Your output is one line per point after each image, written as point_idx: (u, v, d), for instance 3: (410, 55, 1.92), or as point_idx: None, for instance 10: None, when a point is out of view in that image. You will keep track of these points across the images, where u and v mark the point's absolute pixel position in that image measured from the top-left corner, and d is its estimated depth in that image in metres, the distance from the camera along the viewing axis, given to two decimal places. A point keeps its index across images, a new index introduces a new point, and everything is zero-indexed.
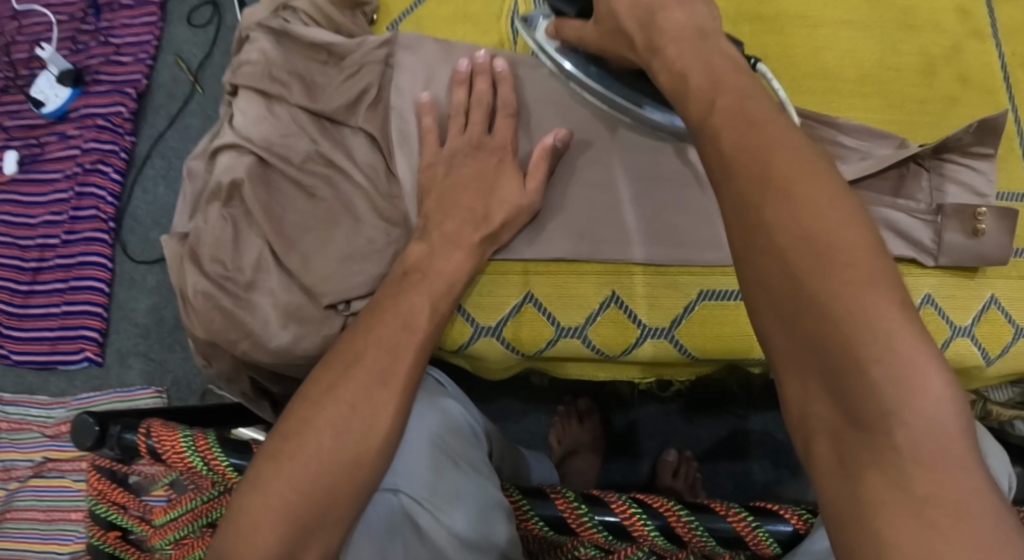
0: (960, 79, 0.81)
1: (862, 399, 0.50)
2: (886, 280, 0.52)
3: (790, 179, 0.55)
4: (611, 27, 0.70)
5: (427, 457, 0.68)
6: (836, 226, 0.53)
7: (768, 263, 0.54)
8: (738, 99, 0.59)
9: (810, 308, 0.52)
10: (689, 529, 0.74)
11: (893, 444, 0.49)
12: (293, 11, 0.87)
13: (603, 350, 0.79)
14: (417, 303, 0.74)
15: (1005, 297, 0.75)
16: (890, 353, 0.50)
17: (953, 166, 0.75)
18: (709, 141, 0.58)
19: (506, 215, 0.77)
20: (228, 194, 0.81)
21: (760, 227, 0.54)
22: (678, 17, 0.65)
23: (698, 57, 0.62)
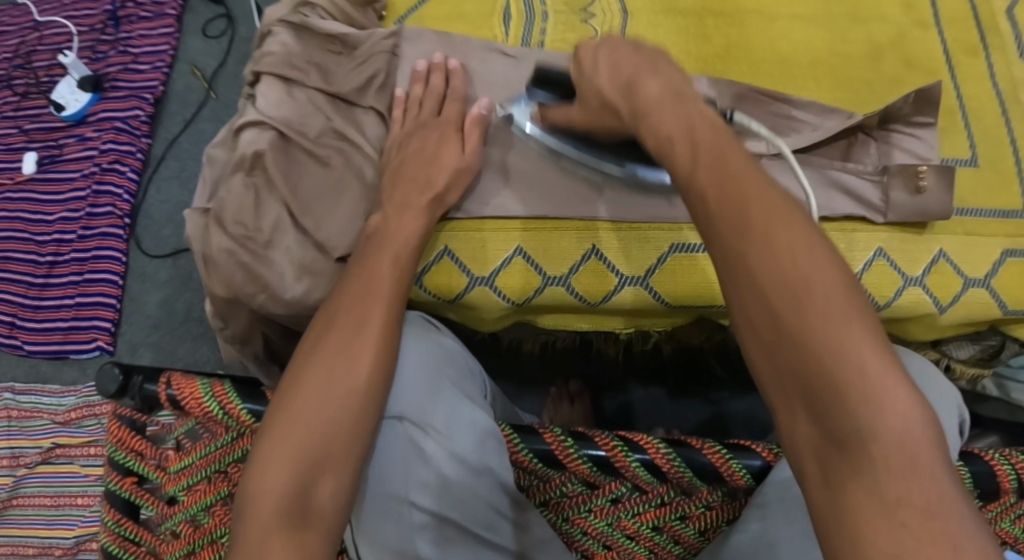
0: (905, 62, 0.91)
1: (841, 419, 0.55)
2: (859, 315, 0.57)
3: (771, 224, 0.59)
4: (595, 104, 0.74)
5: (404, 392, 0.74)
6: (813, 268, 0.58)
7: (753, 303, 0.58)
8: (715, 148, 0.63)
9: (792, 344, 0.56)
10: (667, 461, 0.80)
11: (872, 460, 0.54)
12: (313, 7, 0.96)
13: (588, 299, 0.86)
14: (378, 266, 0.77)
15: (952, 251, 0.83)
16: (867, 380, 0.55)
17: (898, 135, 0.85)
18: (690, 189, 0.63)
19: (448, 177, 0.83)
20: (251, 165, 0.89)
21: (743, 268, 0.59)
22: (653, 92, 0.67)
23: (679, 115, 0.65)
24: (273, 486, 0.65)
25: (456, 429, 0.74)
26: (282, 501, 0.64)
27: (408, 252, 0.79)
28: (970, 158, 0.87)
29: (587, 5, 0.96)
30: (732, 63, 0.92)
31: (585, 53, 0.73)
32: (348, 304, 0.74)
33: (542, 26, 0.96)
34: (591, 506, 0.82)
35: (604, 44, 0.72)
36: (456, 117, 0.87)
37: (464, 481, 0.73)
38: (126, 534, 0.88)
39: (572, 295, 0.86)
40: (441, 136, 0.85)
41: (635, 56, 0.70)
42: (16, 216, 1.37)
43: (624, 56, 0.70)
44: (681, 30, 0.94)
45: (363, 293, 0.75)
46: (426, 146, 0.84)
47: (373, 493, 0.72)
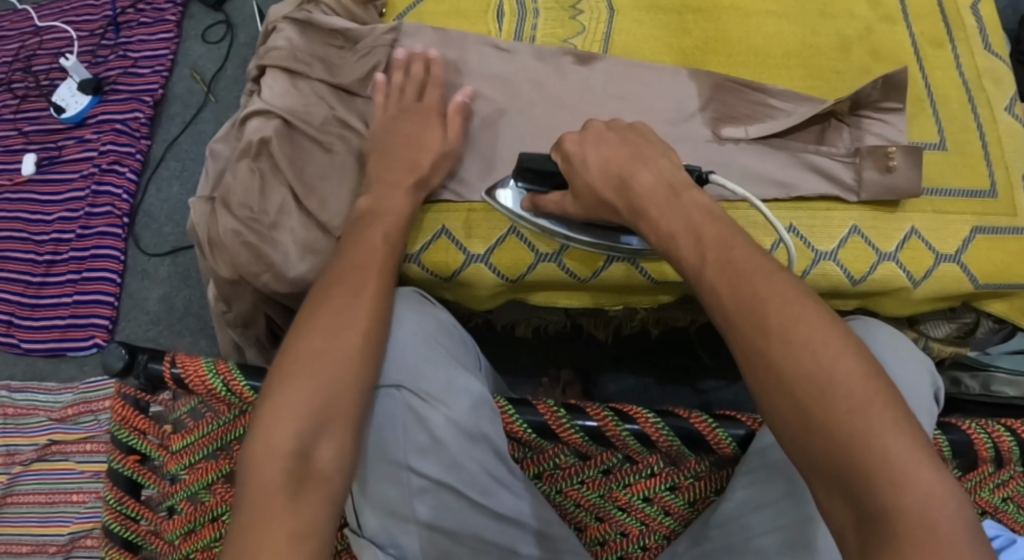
0: (872, 54, 0.96)
1: (870, 494, 0.57)
2: (880, 398, 0.59)
3: (788, 320, 0.61)
4: (590, 201, 0.76)
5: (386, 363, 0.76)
6: (829, 357, 0.60)
7: (776, 395, 0.60)
8: (722, 247, 0.65)
9: (816, 430, 0.59)
10: (656, 430, 0.82)
11: (896, 532, 0.56)
12: (317, 5, 1.01)
13: (577, 275, 0.88)
14: (371, 235, 0.80)
15: (923, 229, 0.88)
16: (887, 459, 0.57)
17: (868, 120, 0.90)
18: (705, 289, 0.65)
19: (432, 160, 0.86)
20: (257, 151, 0.93)
21: (764, 362, 0.61)
22: (646, 182, 0.72)
23: (679, 215, 0.69)
24: (276, 442, 0.67)
25: (456, 397, 0.75)
26: (285, 458, 0.66)
27: (401, 227, 0.82)
28: (939, 142, 0.92)
29: (575, 3, 1.01)
30: (711, 55, 0.97)
31: (571, 148, 0.77)
32: (347, 278, 0.76)
33: (532, 22, 1.00)
34: (582, 478, 0.85)
35: (588, 136, 0.76)
36: (437, 102, 0.90)
37: (461, 447, 0.75)
38: (128, 512, 0.89)
39: (563, 271, 0.88)
40: (426, 121, 0.88)
41: (624, 150, 0.74)
42: (14, 216, 1.39)
43: (613, 152, 0.74)
44: (662, 25, 0.99)
45: (357, 261, 0.77)
46: (414, 132, 0.87)
47: (369, 462, 0.74)
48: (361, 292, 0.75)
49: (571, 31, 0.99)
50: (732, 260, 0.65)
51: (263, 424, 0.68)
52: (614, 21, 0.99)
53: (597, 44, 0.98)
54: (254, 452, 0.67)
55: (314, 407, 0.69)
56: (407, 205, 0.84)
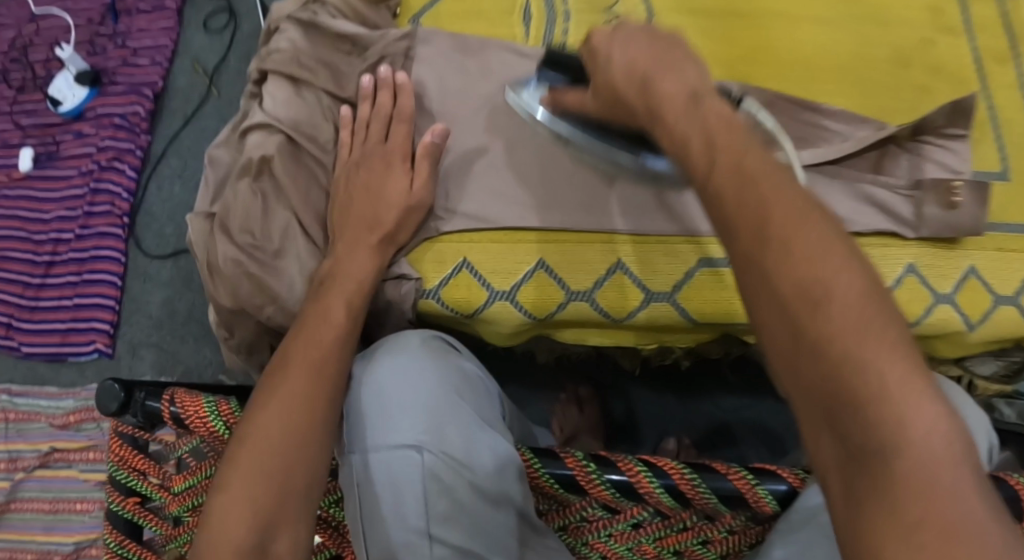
0: (932, 69, 0.88)
1: (863, 435, 0.47)
2: (884, 320, 0.48)
3: (791, 226, 0.51)
4: (608, 101, 0.67)
5: (404, 418, 0.70)
6: (830, 268, 0.50)
7: (767, 310, 0.51)
8: (735, 149, 0.55)
9: (808, 352, 0.49)
10: (693, 488, 0.77)
11: (891, 476, 0.46)
12: (323, 5, 0.92)
13: (612, 315, 0.81)
14: (331, 304, 0.77)
15: (983, 268, 0.81)
16: (885, 391, 0.47)
17: (929, 146, 0.82)
18: (708, 192, 0.55)
19: (395, 216, 0.81)
20: (258, 170, 0.85)
21: (757, 275, 0.51)
22: (670, 87, 0.60)
23: (699, 120, 0.57)
24: (230, 539, 0.65)
25: (479, 455, 0.71)
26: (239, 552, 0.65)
27: (362, 294, 0.78)
28: (1002, 171, 0.84)
29: (611, 5, 0.93)
30: (758, 67, 0.89)
31: (600, 42, 0.66)
32: (305, 345, 0.74)
33: (563, 26, 0.93)
34: (610, 530, 0.81)
35: (618, 34, 0.65)
36: (403, 144, 0.84)
37: (483, 510, 0.71)
38: (128, 556, 0.86)
39: (595, 311, 0.81)
40: (385, 171, 0.82)
41: (652, 46, 0.63)
42: (13, 214, 1.34)
43: (639, 46, 0.63)
44: (702, 33, 0.90)
45: (313, 332, 0.75)
46: (372, 180, 0.82)
47: (383, 525, 0.69)
48: (311, 372, 0.72)
49: None
50: (742, 162, 0.54)
51: (214, 520, 0.66)
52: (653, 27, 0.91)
53: None
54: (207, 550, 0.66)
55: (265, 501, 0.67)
56: (370, 265, 0.79)
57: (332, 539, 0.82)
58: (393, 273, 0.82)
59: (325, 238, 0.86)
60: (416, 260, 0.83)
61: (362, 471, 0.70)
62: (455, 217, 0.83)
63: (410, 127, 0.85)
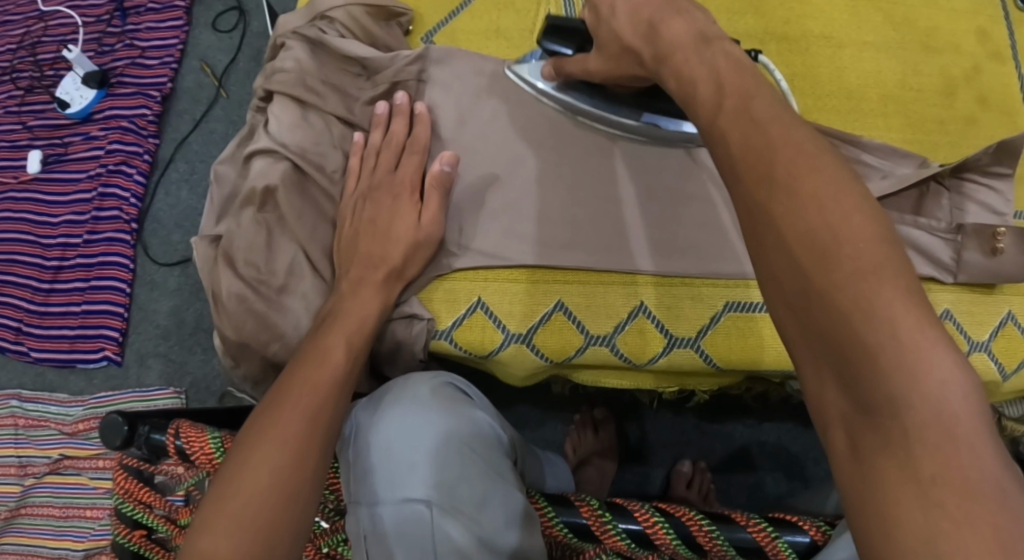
0: (980, 100, 0.84)
1: (873, 385, 0.47)
2: (893, 269, 0.48)
3: (798, 173, 0.51)
4: (616, 51, 0.68)
5: (411, 474, 0.67)
6: (838, 212, 0.49)
7: (776, 258, 0.50)
8: (744, 94, 0.55)
9: (816, 300, 0.49)
10: (710, 539, 0.74)
11: (903, 432, 0.46)
12: (330, 22, 0.88)
13: (633, 360, 0.79)
14: (332, 344, 0.71)
15: (1021, 313, 0.77)
16: (896, 339, 0.47)
17: (972, 185, 0.78)
18: (716, 141, 0.55)
19: (403, 252, 0.78)
20: (262, 200, 0.84)
21: (764, 222, 0.51)
22: (677, 29, 0.61)
23: (709, 61, 0.58)
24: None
25: (485, 508, 0.68)
26: None
27: (364, 333, 0.74)
28: None
29: None
30: (797, 95, 0.84)
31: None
32: (312, 361, 0.69)
33: None
34: None
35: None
36: (413, 176, 0.81)
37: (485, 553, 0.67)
38: None
39: (615, 356, 0.79)
40: (395, 200, 0.80)
41: None
42: (20, 217, 1.32)
43: None
44: None
45: (311, 375, 0.68)
46: (379, 214, 0.79)
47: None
48: (320, 396, 0.67)
49: None
50: (750, 106, 0.54)
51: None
52: None
53: None
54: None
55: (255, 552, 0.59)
56: (375, 303, 0.76)
57: None
58: (403, 313, 0.79)
59: (332, 271, 0.84)
60: (427, 299, 0.80)
61: (369, 524, 0.67)
62: (467, 253, 0.80)
63: (423, 158, 0.82)
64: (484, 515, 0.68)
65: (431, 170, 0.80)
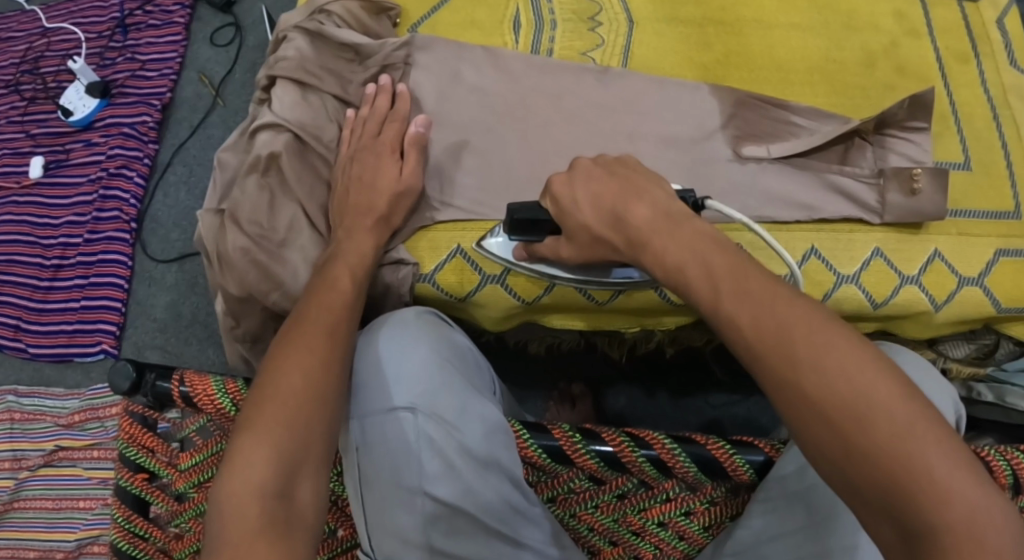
0: (897, 69, 0.94)
1: (916, 515, 0.55)
2: (917, 421, 0.57)
3: (816, 351, 0.59)
4: (585, 240, 0.73)
5: (396, 387, 0.73)
6: (863, 378, 0.58)
7: (814, 424, 0.58)
8: (735, 273, 0.63)
9: (857, 455, 0.57)
10: (673, 456, 0.79)
11: (947, 552, 0.54)
12: (328, 15, 0.98)
13: (596, 298, 0.87)
14: (338, 274, 0.81)
15: (946, 250, 0.86)
16: (930, 477, 0.55)
17: (893, 139, 0.88)
18: (726, 322, 0.62)
19: (388, 202, 0.86)
20: (266, 166, 0.91)
21: (798, 396, 0.59)
22: (644, 216, 0.68)
23: (686, 248, 0.65)
24: (252, 482, 0.67)
25: (470, 423, 0.74)
26: (265, 499, 0.66)
27: (364, 265, 0.83)
28: (963, 161, 0.90)
29: (594, 15, 0.98)
30: (732, 69, 0.95)
31: (561, 190, 0.73)
32: (323, 291, 0.79)
33: (550, 34, 0.98)
34: (596, 502, 0.82)
35: (575, 174, 0.72)
36: (394, 138, 0.89)
37: (474, 473, 0.73)
38: (136, 531, 0.89)
39: (581, 295, 0.87)
40: (380, 157, 0.88)
41: (614, 184, 0.71)
42: (21, 219, 1.39)
43: (604, 187, 0.71)
44: (681, 39, 0.97)
45: (324, 297, 0.78)
46: (366, 171, 0.87)
47: (385, 484, 0.72)
48: (328, 327, 0.76)
49: (588, 44, 0.97)
50: (748, 294, 0.61)
51: (237, 466, 0.67)
52: (634, 33, 0.97)
53: (616, 57, 0.96)
54: (226, 501, 0.66)
55: (289, 449, 0.69)
56: (368, 246, 0.84)
57: (333, 514, 0.84)
58: (392, 258, 0.88)
59: (328, 226, 0.92)
60: (412, 246, 0.89)
61: (361, 436, 0.73)
62: (448, 208, 0.89)
63: (405, 126, 0.91)
64: (466, 431, 0.73)
65: (407, 133, 0.89)
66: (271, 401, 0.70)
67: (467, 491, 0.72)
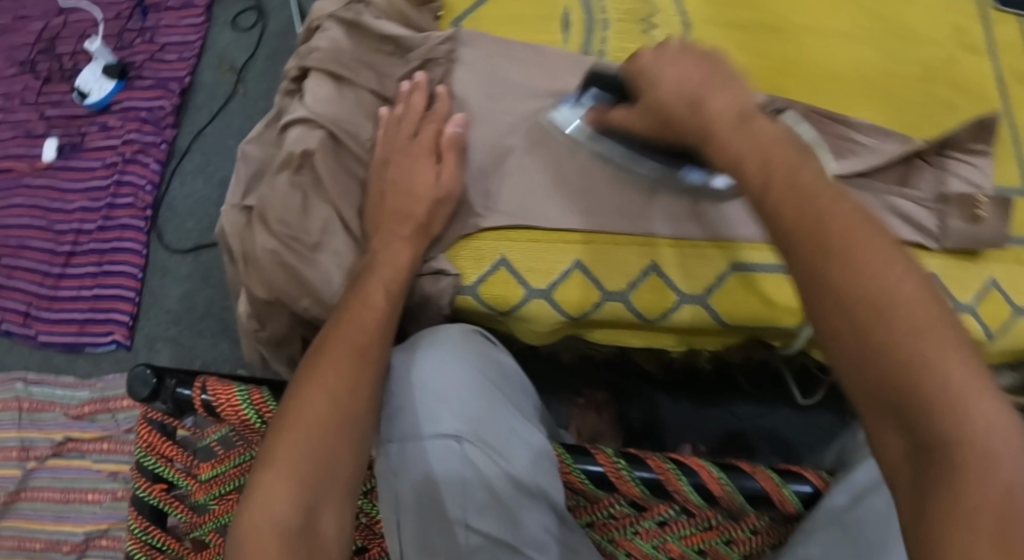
0: (956, 88, 0.91)
1: (927, 426, 0.53)
2: (941, 327, 0.55)
3: (849, 239, 0.57)
4: (653, 118, 0.72)
5: (442, 411, 0.71)
6: (890, 278, 0.56)
7: (836, 318, 0.56)
8: (789, 166, 0.61)
9: (875, 353, 0.55)
10: (720, 487, 0.76)
11: (955, 464, 0.52)
12: (368, 6, 0.95)
13: (645, 316, 0.84)
14: (371, 294, 0.77)
15: (1002, 280, 0.83)
16: (947, 385, 0.53)
17: (952, 161, 0.84)
18: (766, 206, 0.60)
19: (426, 209, 0.83)
20: (299, 164, 0.88)
21: (823, 284, 0.57)
22: (718, 106, 0.65)
23: (751, 137, 0.63)
24: (273, 516, 0.64)
25: (517, 452, 0.71)
26: (285, 534, 0.63)
27: (399, 281, 0.79)
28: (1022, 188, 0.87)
29: (647, 16, 0.95)
30: (787, 80, 0.91)
31: (645, 61, 0.71)
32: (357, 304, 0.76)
33: (602, 35, 0.94)
34: (637, 528, 0.80)
35: (664, 52, 0.69)
36: (431, 142, 0.85)
37: (518, 502, 0.70)
38: (153, 543, 0.86)
39: (629, 311, 0.84)
40: (417, 159, 0.84)
41: (695, 63, 0.68)
42: (33, 203, 1.35)
43: (682, 60, 0.68)
44: (733, 46, 0.93)
45: (356, 315, 0.75)
46: (401, 174, 0.84)
47: (420, 505, 0.69)
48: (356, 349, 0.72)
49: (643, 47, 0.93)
50: (798, 178, 0.60)
51: (259, 499, 0.65)
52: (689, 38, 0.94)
53: None
54: (245, 535, 0.63)
55: (314, 482, 0.66)
56: (405, 256, 0.81)
57: (360, 532, 0.82)
58: (432, 268, 0.84)
59: (363, 231, 0.88)
60: (454, 256, 0.85)
61: (399, 460, 0.70)
62: (493, 215, 0.85)
63: (442, 127, 0.86)
64: (511, 458, 0.71)
65: (445, 133, 0.86)
66: (293, 427, 0.67)
67: (505, 509, 0.70)
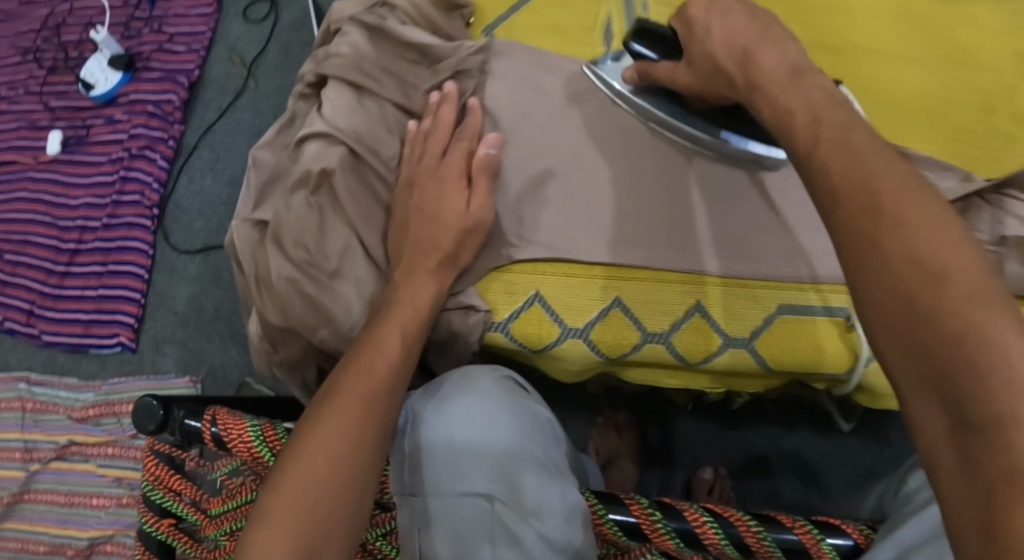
0: (1017, 118, 0.85)
1: (974, 403, 0.46)
2: (999, 300, 0.48)
3: (900, 205, 0.51)
4: (707, 70, 0.69)
5: (471, 466, 0.68)
6: (941, 243, 0.50)
7: (876, 282, 0.51)
8: (841, 126, 0.56)
9: (920, 317, 0.49)
10: (757, 540, 0.65)
11: (1008, 443, 0.45)
12: (392, 9, 0.90)
13: (687, 359, 0.80)
14: (387, 336, 0.73)
15: None
16: (1002, 357, 0.46)
17: (1012, 200, 0.78)
18: (814, 169, 0.56)
19: (453, 238, 0.78)
20: (317, 183, 0.83)
21: (866, 245, 0.52)
22: (770, 61, 0.62)
23: (801, 93, 0.60)
24: None
25: (548, 504, 0.66)
26: None
27: (419, 321, 0.76)
28: None
29: None
30: None
31: (697, 12, 0.69)
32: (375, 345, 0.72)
33: None
34: None
35: (716, 6, 0.68)
36: (461, 160, 0.80)
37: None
38: None
39: (671, 354, 0.80)
40: (444, 183, 0.79)
41: (752, 24, 0.65)
42: (37, 197, 1.31)
43: (739, 23, 0.66)
44: None
45: (369, 363, 0.71)
46: (428, 199, 0.79)
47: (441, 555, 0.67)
48: (364, 400, 0.68)
49: None
50: (848, 138, 0.55)
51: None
52: None
53: None
54: None
55: (314, 541, 0.62)
56: (429, 290, 0.77)
57: None
58: (460, 302, 0.80)
59: (387, 259, 0.84)
60: (484, 290, 0.81)
61: (423, 513, 0.68)
62: (527, 245, 0.80)
63: (473, 145, 0.81)
64: (540, 509, 0.66)
65: (476, 154, 0.80)
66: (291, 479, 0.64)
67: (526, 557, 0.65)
